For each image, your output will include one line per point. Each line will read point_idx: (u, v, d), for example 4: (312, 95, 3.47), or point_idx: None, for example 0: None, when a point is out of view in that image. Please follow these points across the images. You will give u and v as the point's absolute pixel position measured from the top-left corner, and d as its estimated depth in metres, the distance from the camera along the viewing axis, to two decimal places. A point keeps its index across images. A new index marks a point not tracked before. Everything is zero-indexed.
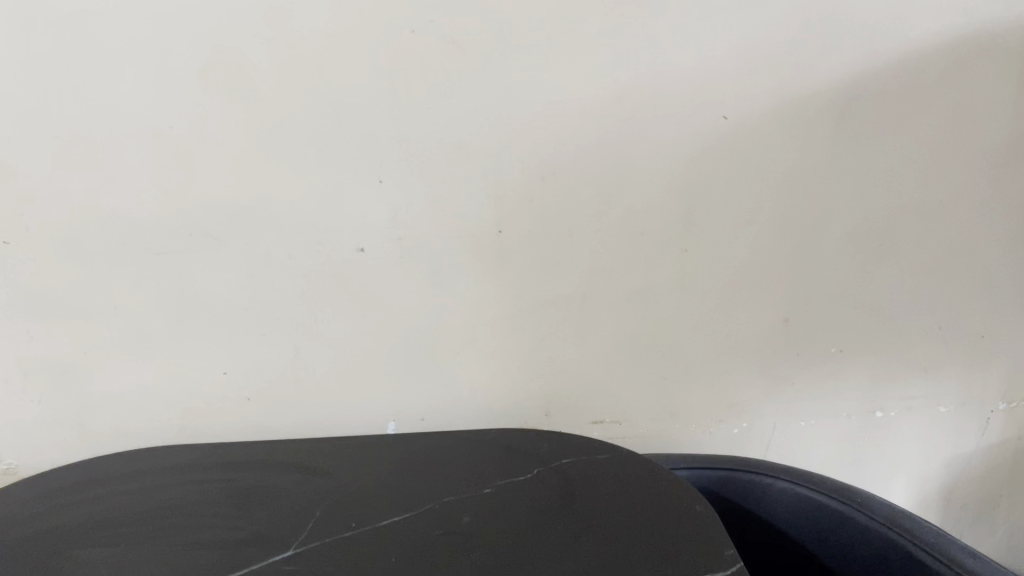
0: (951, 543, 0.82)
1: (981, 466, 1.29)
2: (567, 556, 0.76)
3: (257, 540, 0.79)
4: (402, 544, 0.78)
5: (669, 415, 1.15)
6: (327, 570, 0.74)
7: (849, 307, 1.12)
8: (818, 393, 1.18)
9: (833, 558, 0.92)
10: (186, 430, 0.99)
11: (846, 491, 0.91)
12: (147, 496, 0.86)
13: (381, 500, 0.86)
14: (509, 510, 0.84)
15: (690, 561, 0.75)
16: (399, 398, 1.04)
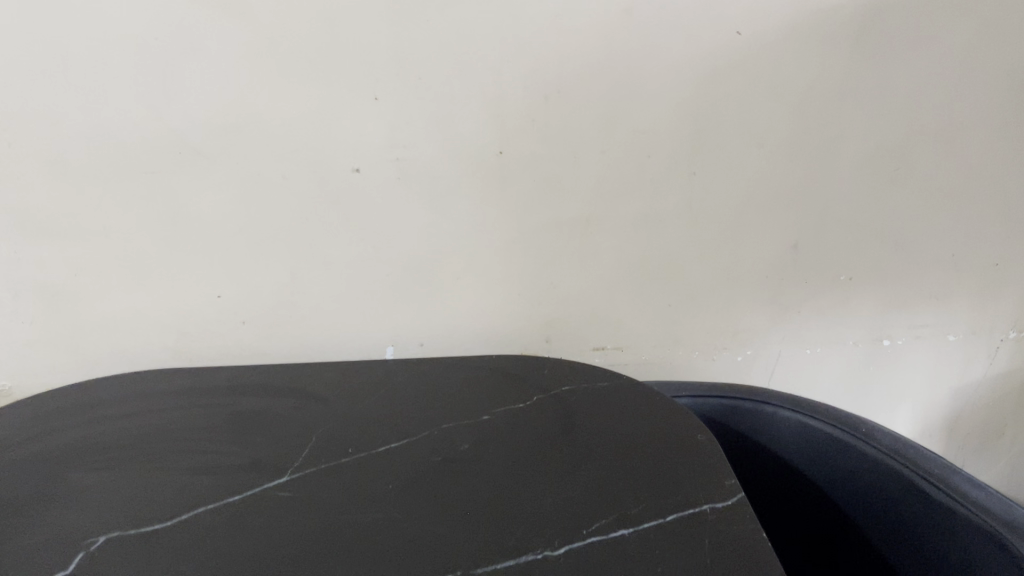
0: (956, 474, 0.80)
1: (988, 397, 1.28)
2: (566, 485, 0.75)
3: (253, 465, 0.78)
4: (400, 471, 0.77)
5: (672, 342, 1.13)
6: (323, 497, 0.73)
7: (861, 232, 1.09)
8: (825, 320, 1.15)
9: (834, 488, 0.91)
10: (182, 353, 0.98)
11: (850, 421, 0.90)
12: (143, 419, 0.85)
13: (379, 427, 0.85)
14: (509, 439, 0.83)
15: (691, 492, 0.74)
16: (398, 323, 1.03)
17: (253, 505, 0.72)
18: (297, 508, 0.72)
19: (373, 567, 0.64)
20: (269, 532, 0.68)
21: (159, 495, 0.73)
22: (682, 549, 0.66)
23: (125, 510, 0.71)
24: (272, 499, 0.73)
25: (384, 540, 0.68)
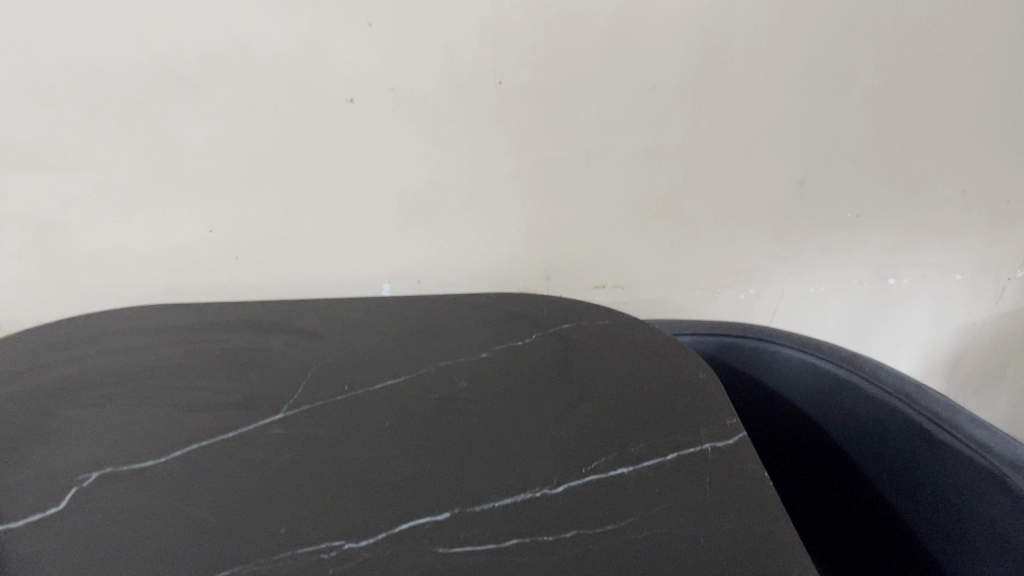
0: (958, 412, 0.80)
1: (992, 336, 1.27)
2: (564, 423, 0.75)
3: (247, 401, 0.77)
4: (396, 409, 0.76)
5: (674, 280, 1.12)
6: (318, 436, 0.72)
7: (869, 168, 1.07)
8: (830, 259, 1.14)
9: (834, 427, 0.90)
10: (174, 288, 0.96)
11: (853, 360, 0.89)
12: (135, 355, 0.84)
13: (375, 365, 0.83)
14: (507, 377, 0.82)
15: (690, 431, 0.73)
16: (394, 260, 1.01)
17: (249, 443, 0.72)
18: (294, 447, 0.71)
19: (370, 508, 0.65)
20: (267, 471, 0.68)
21: (151, 432, 0.72)
22: (680, 490, 0.66)
23: (117, 447, 0.70)
24: (267, 438, 0.72)
25: (381, 479, 0.68)
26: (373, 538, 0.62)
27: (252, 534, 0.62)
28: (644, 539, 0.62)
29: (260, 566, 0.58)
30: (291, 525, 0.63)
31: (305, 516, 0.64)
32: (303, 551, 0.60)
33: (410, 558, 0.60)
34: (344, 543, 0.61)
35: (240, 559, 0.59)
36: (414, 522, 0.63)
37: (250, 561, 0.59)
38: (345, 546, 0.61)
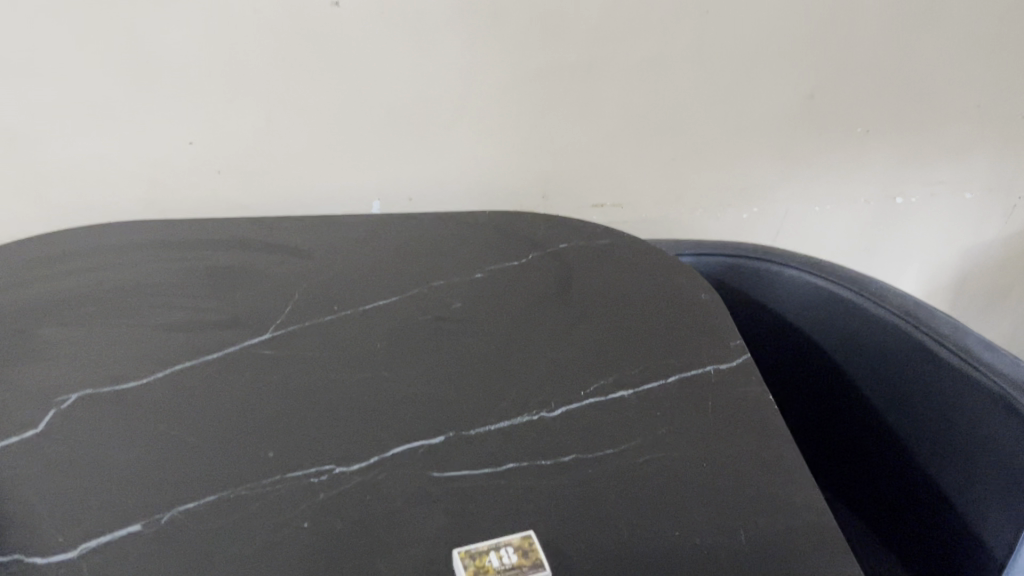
0: (967, 334, 0.77)
1: (998, 257, 1.24)
2: (562, 345, 0.72)
3: (233, 322, 0.74)
4: (388, 330, 0.73)
5: (675, 198, 1.08)
6: (308, 358, 0.70)
7: (881, 81, 1.02)
8: (836, 176, 1.10)
9: (838, 350, 0.88)
10: (154, 204, 0.92)
11: (859, 280, 0.86)
12: (114, 273, 0.80)
13: (366, 283, 0.80)
14: (503, 298, 0.79)
15: (692, 353, 0.71)
16: (385, 175, 0.97)
17: (235, 365, 0.69)
18: (282, 369, 0.69)
19: (362, 432, 0.62)
20: (254, 394, 0.66)
21: (133, 353, 0.70)
22: (681, 414, 0.64)
23: (96, 368, 0.68)
24: (255, 359, 0.70)
25: (373, 402, 0.65)
26: (366, 461, 0.60)
27: (240, 458, 0.60)
28: (644, 464, 0.60)
29: (248, 490, 0.57)
30: (280, 449, 0.61)
31: (295, 440, 0.62)
32: (292, 474, 0.59)
33: (403, 483, 0.58)
34: (336, 466, 0.60)
35: (228, 484, 0.58)
36: (407, 445, 0.61)
37: (238, 485, 0.58)
38: (335, 469, 0.59)
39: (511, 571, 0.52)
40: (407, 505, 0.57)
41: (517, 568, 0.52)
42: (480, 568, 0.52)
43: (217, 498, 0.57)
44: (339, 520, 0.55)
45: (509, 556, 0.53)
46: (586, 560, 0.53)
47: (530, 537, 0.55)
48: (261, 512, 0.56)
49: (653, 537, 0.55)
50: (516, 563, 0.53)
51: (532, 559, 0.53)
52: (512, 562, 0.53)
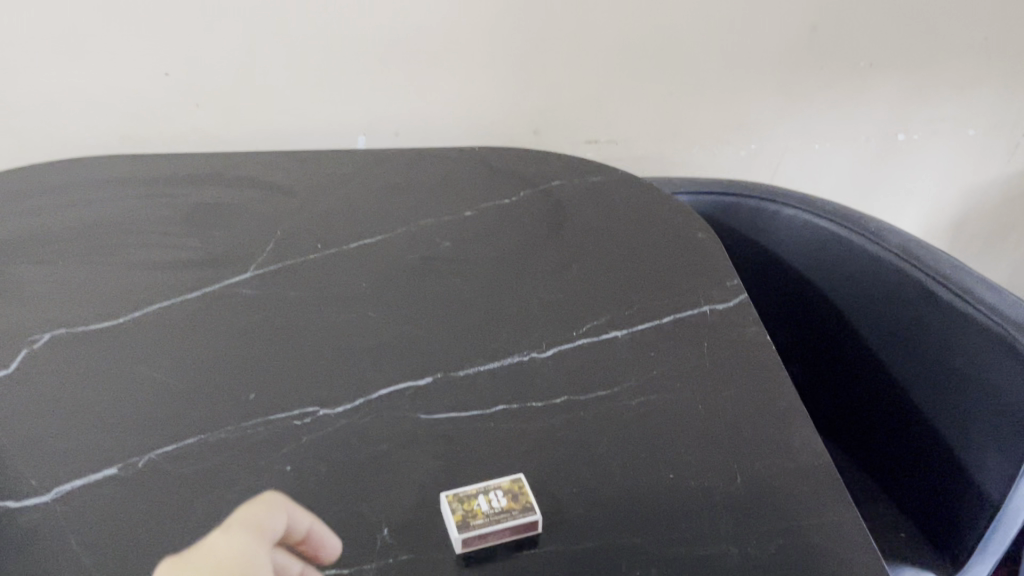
0: (968, 275, 0.76)
1: (1000, 198, 1.21)
2: (554, 285, 0.70)
3: (213, 260, 0.71)
4: (375, 269, 0.71)
5: (671, 135, 1.05)
6: (291, 298, 0.67)
7: (886, 13, 0.99)
8: (836, 112, 1.07)
9: (834, 291, 0.86)
10: (130, 138, 0.88)
11: (859, 219, 0.84)
12: (89, 209, 0.77)
13: (351, 221, 0.77)
14: (493, 237, 0.76)
15: (688, 293, 0.69)
16: (371, 109, 0.93)
17: (215, 305, 0.66)
18: (264, 309, 0.66)
19: (346, 375, 0.60)
20: (235, 335, 0.64)
21: (109, 292, 0.67)
22: (676, 355, 0.63)
23: (71, 307, 0.65)
24: (236, 299, 0.67)
25: (358, 343, 0.63)
26: (351, 403, 0.58)
27: (221, 399, 0.58)
28: (638, 406, 0.58)
29: (228, 434, 0.56)
30: (262, 392, 0.59)
31: (277, 382, 0.60)
32: (274, 417, 0.57)
33: (389, 426, 0.57)
34: (320, 409, 0.58)
35: (207, 427, 0.56)
36: (394, 387, 0.59)
37: (217, 428, 0.56)
38: (319, 412, 0.58)
39: (500, 514, 0.50)
40: (394, 448, 0.55)
41: (506, 511, 0.50)
42: (468, 512, 0.50)
43: (196, 441, 0.55)
44: (321, 463, 0.54)
45: (498, 500, 0.51)
46: (577, 505, 0.52)
47: (520, 481, 0.52)
48: (241, 455, 0.54)
49: (646, 480, 0.54)
50: (505, 507, 0.50)
51: (521, 503, 0.51)
52: (501, 506, 0.50)
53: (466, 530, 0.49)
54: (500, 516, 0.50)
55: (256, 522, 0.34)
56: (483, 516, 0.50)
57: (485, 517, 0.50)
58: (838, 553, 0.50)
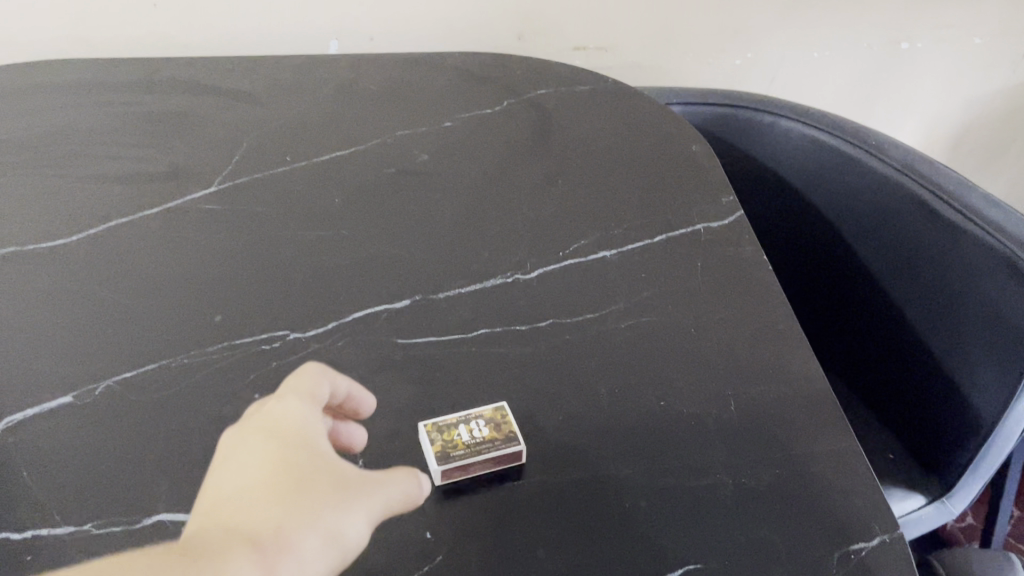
0: (973, 192, 0.71)
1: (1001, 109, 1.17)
2: (539, 201, 0.66)
3: (173, 173, 0.67)
4: (348, 183, 0.67)
5: (662, 41, 0.99)
6: (258, 214, 0.63)
7: None
8: (836, 19, 1.01)
9: (832, 208, 0.83)
10: (83, 40, 0.82)
11: (861, 132, 0.80)
12: (39, 118, 0.72)
13: (324, 130, 0.72)
14: (475, 149, 0.72)
15: (681, 210, 0.65)
16: (342, 10, 0.87)
17: (177, 222, 0.62)
18: (229, 225, 0.62)
19: (318, 296, 0.57)
20: (198, 253, 0.60)
21: (62, 207, 0.63)
22: (668, 275, 0.59)
23: (20, 223, 0.61)
24: (200, 215, 0.63)
25: (330, 263, 0.59)
26: (323, 327, 0.55)
27: (184, 322, 0.55)
28: (627, 329, 0.55)
29: (192, 359, 0.52)
30: (227, 315, 0.55)
31: (244, 304, 0.56)
32: (241, 341, 0.54)
33: (364, 350, 0.53)
34: (289, 332, 0.54)
35: (169, 352, 0.53)
36: (369, 309, 0.56)
37: (180, 353, 0.53)
38: (290, 335, 0.54)
39: (482, 444, 0.47)
40: (369, 374, 0.52)
41: (488, 442, 0.47)
42: (447, 443, 0.47)
43: (157, 367, 0.52)
44: None
45: (479, 430, 0.48)
46: (563, 434, 0.49)
47: (503, 410, 0.50)
48: (206, 382, 0.51)
49: (636, 408, 0.51)
50: (488, 437, 0.47)
51: (504, 433, 0.48)
52: (482, 436, 0.48)
53: (444, 461, 0.46)
54: (482, 447, 0.47)
55: (303, 392, 0.37)
56: (463, 447, 0.47)
57: (466, 448, 0.47)
58: (836, 483, 0.47)
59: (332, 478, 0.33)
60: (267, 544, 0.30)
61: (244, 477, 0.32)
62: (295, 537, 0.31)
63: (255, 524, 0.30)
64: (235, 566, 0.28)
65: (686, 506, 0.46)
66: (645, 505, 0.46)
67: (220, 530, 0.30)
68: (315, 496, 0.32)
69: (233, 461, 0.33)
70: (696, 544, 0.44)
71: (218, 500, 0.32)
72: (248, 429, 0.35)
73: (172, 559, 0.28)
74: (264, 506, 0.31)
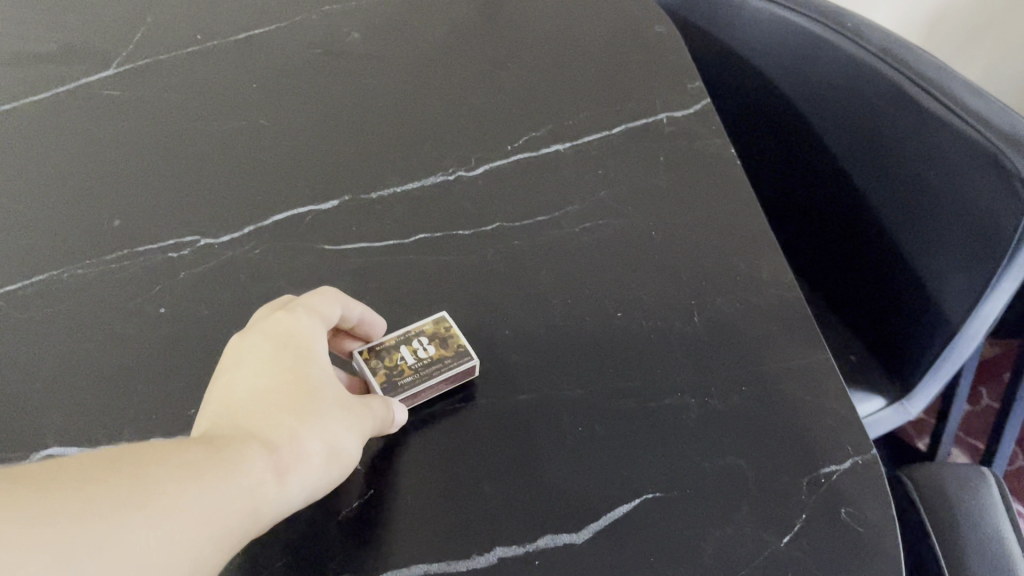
0: (952, 78, 0.65)
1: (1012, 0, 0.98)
2: (484, 88, 0.59)
3: (64, 52, 0.58)
4: (268, 67, 0.59)
5: None
6: (163, 102, 0.56)
7: None
8: None
9: (803, 96, 0.76)
10: None
11: (834, 13, 0.72)
12: None
13: (239, 4, 0.63)
14: (410, 28, 0.63)
15: (643, 97, 0.58)
16: None
17: (71, 110, 0.55)
18: (130, 114, 0.55)
19: (233, 196, 0.50)
20: (95, 147, 0.53)
21: None
22: (628, 171, 0.53)
23: None
24: (96, 102, 0.55)
25: (247, 160, 0.52)
26: (238, 232, 0.48)
27: (78, 227, 0.48)
28: (581, 235, 0.50)
29: (87, 270, 0.46)
30: (128, 218, 0.49)
31: (149, 206, 0.49)
32: (145, 249, 0.47)
33: (286, 259, 0.47)
34: (200, 238, 0.48)
35: (60, 262, 0.46)
36: (292, 212, 0.50)
37: (74, 263, 0.46)
38: (200, 242, 0.48)
39: (431, 365, 0.42)
40: (292, 287, 0.46)
41: (436, 362, 0.42)
42: (392, 369, 0.43)
43: (48, 279, 0.46)
44: (204, 305, 0.45)
45: (425, 350, 0.43)
46: (509, 353, 0.45)
47: (446, 321, 0.45)
48: (105, 296, 0.45)
49: (590, 321, 0.46)
50: (435, 355, 0.43)
51: (452, 348, 0.43)
52: (429, 356, 0.43)
53: (394, 392, 0.41)
54: (432, 368, 0.42)
55: (315, 304, 0.40)
56: (410, 373, 0.42)
57: (415, 373, 0.42)
58: (809, 400, 0.43)
59: (337, 396, 0.37)
60: (280, 448, 0.34)
61: (261, 383, 0.36)
62: (302, 444, 0.35)
63: (268, 428, 0.34)
64: (254, 464, 0.32)
65: (643, 428, 0.42)
66: (599, 430, 0.42)
67: (238, 429, 0.34)
68: (323, 408, 0.36)
69: (248, 365, 0.37)
70: (654, 470, 0.40)
71: (235, 404, 0.35)
72: (262, 338, 0.38)
73: (203, 449, 0.32)
74: (278, 413, 0.35)
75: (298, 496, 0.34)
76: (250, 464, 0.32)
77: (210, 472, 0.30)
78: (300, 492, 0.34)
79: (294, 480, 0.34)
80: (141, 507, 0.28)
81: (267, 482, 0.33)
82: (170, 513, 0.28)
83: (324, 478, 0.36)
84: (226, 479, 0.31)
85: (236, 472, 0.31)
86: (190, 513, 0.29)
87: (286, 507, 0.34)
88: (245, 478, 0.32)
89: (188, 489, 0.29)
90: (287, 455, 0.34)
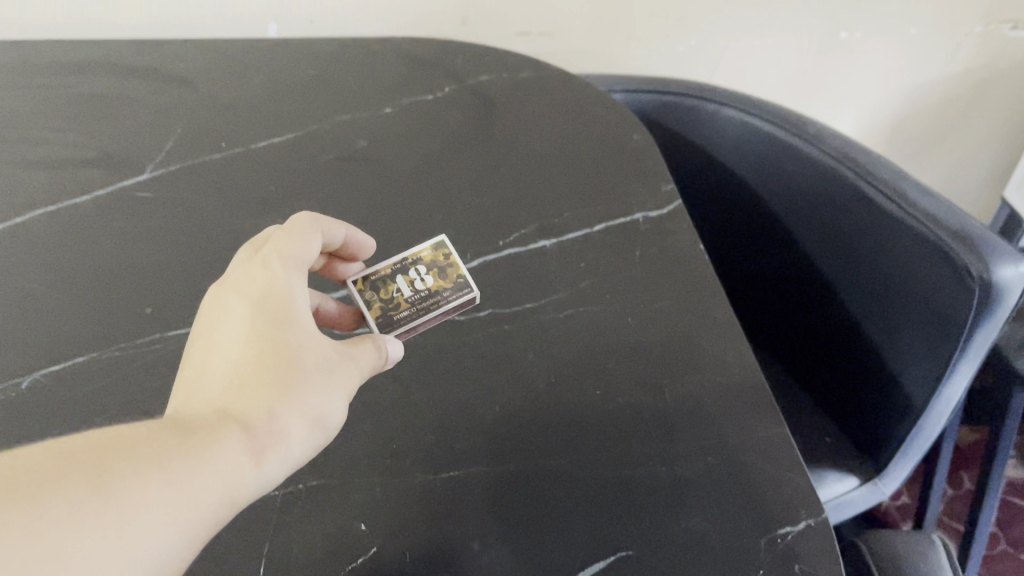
0: (907, 179, 0.70)
1: (967, 101, 1.05)
2: (478, 190, 0.65)
3: (103, 158, 0.65)
4: (284, 173, 0.65)
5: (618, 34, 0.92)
6: (189, 205, 0.62)
7: None
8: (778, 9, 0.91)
9: (773, 193, 0.82)
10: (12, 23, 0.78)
11: (796, 120, 0.78)
12: None
13: (259, 116, 0.70)
14: (412, 138, 0.69)
15: (620, 198, 0.65)
16: None
17: (108, 209, 0.61)
18: (161, 212, 0.61)
19: None
20: (129, 242, 0.59)
21: None
22: (607, 263, 0.59)
23: None
24: (132, 203, 0.62)
25: None
26: None
27: (114, 314, 0.54)
28: (563, 321, 0.55)
29: (123, 351, 0.52)
30: (159, 306, 0.54)
31: (177, 295, 0.55)
32: (175, 333, 0.53)
33: None
34: None
35: (98, 345, 0.52)
36: None
37: (110, 345, 0.52)
38: None
39: (426, 299, 0.53)
40: None
41: (433, 296, 0.53)
42: (392, 296, 0.53)
43: (87, 360, 0.51)
44: None
45: (422, 281, 0.54)
46: (498, 426, 0.50)
47: (443, 253, 0.55)
48: (137, 375, 0.50)
49: (571, 398, 0.51)
50: (432, 288, 0.53)
51: (447, 283, 0.54)
52: (426, 288, 0.53)
53: (392, 321, 0.52)
54: (427, 301, 0.53)
55: (289, 257, 0.43)
56: (408, 302, 0.53)
57: (411, 303, 0.53)
58: (766, 467, 0.48)
59: (313, 361, 0.40)
60: (257, 427, 0.37)
61: (239, 355, 0.39)
62: (279, 421, 0.38)
63: (245, 408, 0.37)
64: (228, 448, 0.35)
65: (617, 493, 0.46)
66: (578, 495, 0.46)
67: (213, 409, 0.36)
68: (299, 381, 0.39)
69: (224, 340, 0.40)
70: (626, 530, 0.45)
71: (213, 379, 0.38)
72: (240, 304, 0.41)
73: (175, 434, 0.34)
74: (256, 390, 0.38)
75: (276, 469, 0.37)
76: (225, 446, 0.35)
77: (177, 462, 0.33)
78: (278, 467, 0.37)
79: (272, 458, 0.37)
80: (104, 505, 0.30)
81: (243, 466, 0.35)
82: (136, 504, 0.31)
83: (305, 449, 0.39)
84: (196, 470, 0.33)
85: (208, 457, 0.34)
86: (157, 505, 0.31)
87: (264, 482, 0.36)
88: (218, 463, 0.34)
89: (155, 482, 0.32)
90: (264, 435, 0.37)
